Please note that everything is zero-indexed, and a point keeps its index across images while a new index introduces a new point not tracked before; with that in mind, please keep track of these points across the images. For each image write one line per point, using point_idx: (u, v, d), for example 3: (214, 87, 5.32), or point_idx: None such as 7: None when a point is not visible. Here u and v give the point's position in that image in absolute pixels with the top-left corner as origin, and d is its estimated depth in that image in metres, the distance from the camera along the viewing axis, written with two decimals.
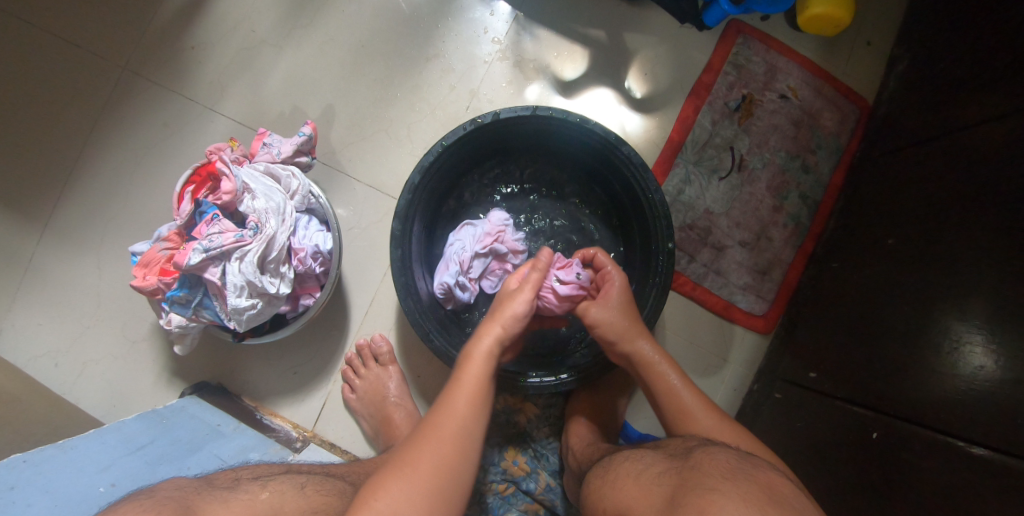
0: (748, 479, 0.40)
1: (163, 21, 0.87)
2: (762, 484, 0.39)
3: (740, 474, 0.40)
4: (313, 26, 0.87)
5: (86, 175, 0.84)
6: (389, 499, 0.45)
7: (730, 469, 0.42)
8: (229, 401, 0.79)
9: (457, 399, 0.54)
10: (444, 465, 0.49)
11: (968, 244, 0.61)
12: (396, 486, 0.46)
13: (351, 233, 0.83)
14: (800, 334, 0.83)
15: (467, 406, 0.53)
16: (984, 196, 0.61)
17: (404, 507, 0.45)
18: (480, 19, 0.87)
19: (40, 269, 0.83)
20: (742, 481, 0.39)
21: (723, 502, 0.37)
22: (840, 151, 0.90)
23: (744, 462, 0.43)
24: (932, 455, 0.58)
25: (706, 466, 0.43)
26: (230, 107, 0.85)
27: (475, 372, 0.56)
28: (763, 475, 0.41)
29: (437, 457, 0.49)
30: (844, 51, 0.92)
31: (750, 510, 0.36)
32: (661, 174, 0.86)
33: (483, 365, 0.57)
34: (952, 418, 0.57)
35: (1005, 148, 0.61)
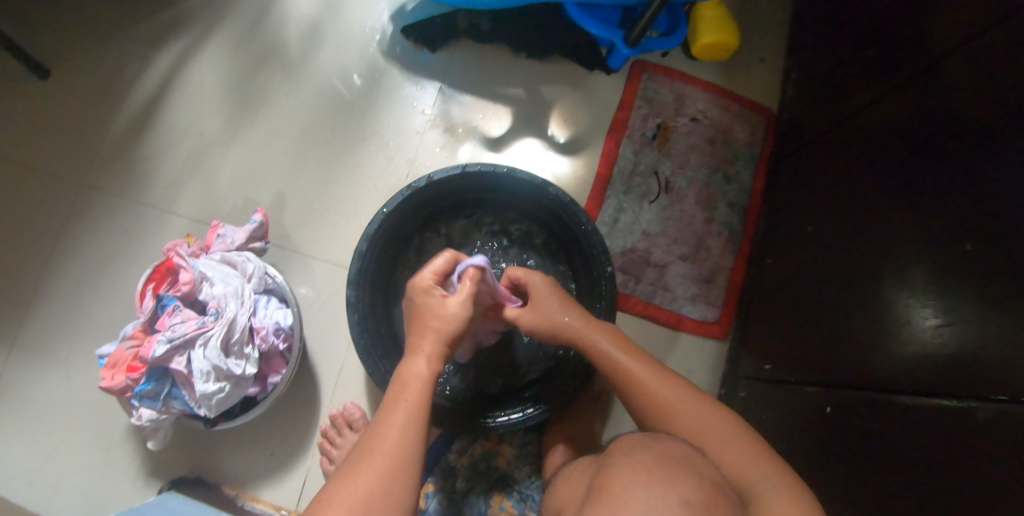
0: (645, 450, 0.43)
1: (117, 139, 0.94)
2: (658, 451, 0.42)
3: (640, 447, 0.44)
4: (257, 123, 0.94)
5: (50, 292, 0.88)
6: None
7: (634, 445, 0.45)
8: (208, 492, 0.79)
9: (395, 419, 0.53)
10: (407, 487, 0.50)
11: (880, 213, 0.65)
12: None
13: (311, 308, 0.87)
14: (752, 333, 0.87)
15: (400, 430, 0.52)
16: (883, 169, 0.66)
17: None
18: (409, 95, 0.95)
19: (10, 386, 0.84)
20: (638, 453, 0.42)
21: (620, 474, 0.41)
22: (756, 159, 0.98)
23: (648, 437, 0.46)
24: (883, 417, 0.59)
25: (616, 448, 0.46)
26: (185, 207, 0.91)
27: (418, 389, 0.56)
28: (662, 443, 0.44)
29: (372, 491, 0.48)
30: (741, 71, 1.02)
31: (639, 473, 0.39)
32: (595, 207, 0.92)
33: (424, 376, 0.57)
34: (896, 374, 0.59)
35: (892, 122, 0.67)
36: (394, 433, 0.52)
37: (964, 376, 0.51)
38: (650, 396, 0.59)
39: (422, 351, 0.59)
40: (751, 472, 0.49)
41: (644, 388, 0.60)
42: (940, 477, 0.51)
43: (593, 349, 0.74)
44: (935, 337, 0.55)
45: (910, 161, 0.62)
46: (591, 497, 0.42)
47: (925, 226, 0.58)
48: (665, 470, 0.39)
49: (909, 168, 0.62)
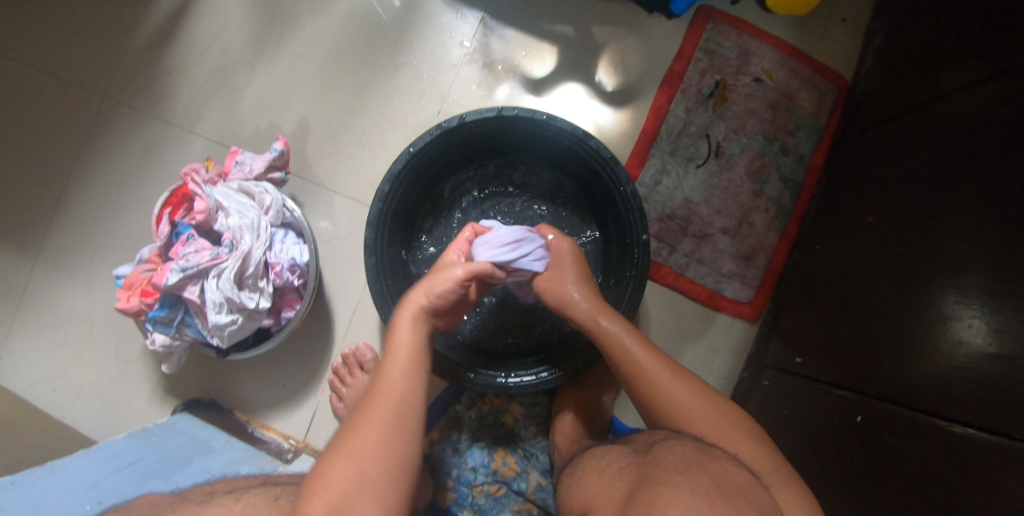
0: (701, 471, 0.42)
1: (139, 49, 0.89)
2: (716, 476, 0.42)
3: (694, 466, 0.43)
4: (283, 43, 0.88)
5: (71, 204, 0.87)
6: (338, 478, 0.46)
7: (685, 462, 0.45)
8: (220, 416, 0.81)
9: (389, 379, 0.54)
10: (383, 452, 0.49)
11: (961, 215, 0.59)
12: (343, 465, 0.47)
13: (330, 244, 0.84)
14: (786, 318, 0.82)
15: (401, 386, 0.54)
16: (974, 168, 0.59)
17: (352, 489, 0.46)
18: (447, 23, 0.87)
19: (33, 296, 0.86)
20: (694, 475, 0.41)
21: (671, 493, 0.39)
22: (820, 131, 0.89)
23: (702, 455, 0.46)
24: (917, 437, 0.57)
25: (663, 460, 0.46)
26: (206, 127, 0.87)
27: (404, 365, 0.55)
28: (717, 468, 0.43)
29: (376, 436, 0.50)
30: (818, 29, 0.90)
31: (695, 499, 0.38)
32: (637, 165, 0.86)
33: (409, 334, 0.58)
34: (934, 393, 0.56)
35: (993, 113, 0.59)
36: (387, 402, 0.52)
37: (1013, 411, 0.49)
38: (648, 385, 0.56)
39: (410, 305, 0.60)
40: (765, 471, 0.49)
41: (637, 352, 0.58)
42: (951, 486, 0.52)
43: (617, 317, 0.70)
44: (975, 338, 0.53)
45: (1000, 166, 0.56)
46: (632, 508, 0.41)
47: (999, 246, 0.54)
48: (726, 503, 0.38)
49: (998, 175, 0.56)
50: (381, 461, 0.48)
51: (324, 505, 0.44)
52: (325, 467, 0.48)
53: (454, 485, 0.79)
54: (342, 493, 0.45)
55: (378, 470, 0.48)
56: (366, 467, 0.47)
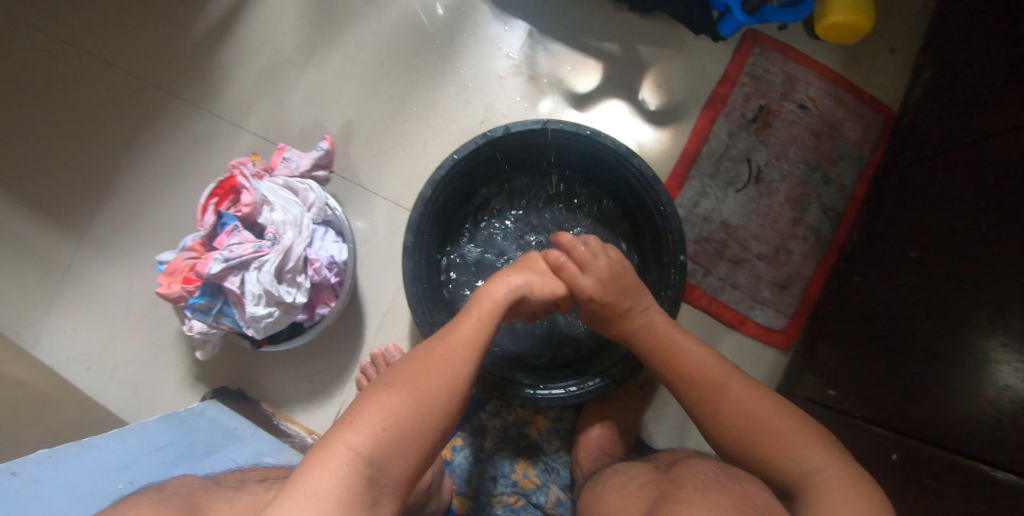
0: (722, 491, 0.43)
1: (195, 43, 0.92)
2: (734, 495, 0.42)
3: (716, 487, 0.44)
4: (333, 44, 0.90)
5: (119, 189, 0.90)
6: (390, 406, 0.45)
7: (707, 482, 0.45)
8: (247, 406, 0.81)
9: (464, 332, 0.53)
10: (442, 394, 0.48)
11: (1006, 258, 0.57)
12: (393, 399, 0.46)
13: (366, 245, 0.85)
14: (820, 350, 0.80)
15: (473, 343, 0.53)
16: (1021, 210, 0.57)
17: (399, 422, 0.45)
18: (495, 35, 0.88)
19: (75, 276, 0.88)
20: (712, 494, 0.43)
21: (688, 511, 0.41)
22: (863, 162, 0.87)
23: (723, 474, 0.46)
24: (953, 480, 0.55)
25: (686, 479, 0.47)
26: (254, 123, 0.89)
27: (478, 321, 0.55)
28: (737, 487, 0.43)
29: (437, 379, 0.48)
30: (866, 59, 0.89)
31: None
32: (676, 186, 0.85)
33: (497, 300, 0.58)
34: (971, 436, 0.54)
35: None
36: (453, 351, 0.51)
37: None
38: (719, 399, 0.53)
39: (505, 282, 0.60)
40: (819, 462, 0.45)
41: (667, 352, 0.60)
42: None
43: None
44: (1018, 381, 0.51)
45: None
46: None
47: None
48: None
49: None
50: (434, 400, 0.47)
51: (371, 438, 0.43)
52: (376, 395, 0.47)
53: (474, 493, 0.78)
54: (386, 431, 0.44)
55: (430, 415, 0.46)
56: (411, 413, 0.46)
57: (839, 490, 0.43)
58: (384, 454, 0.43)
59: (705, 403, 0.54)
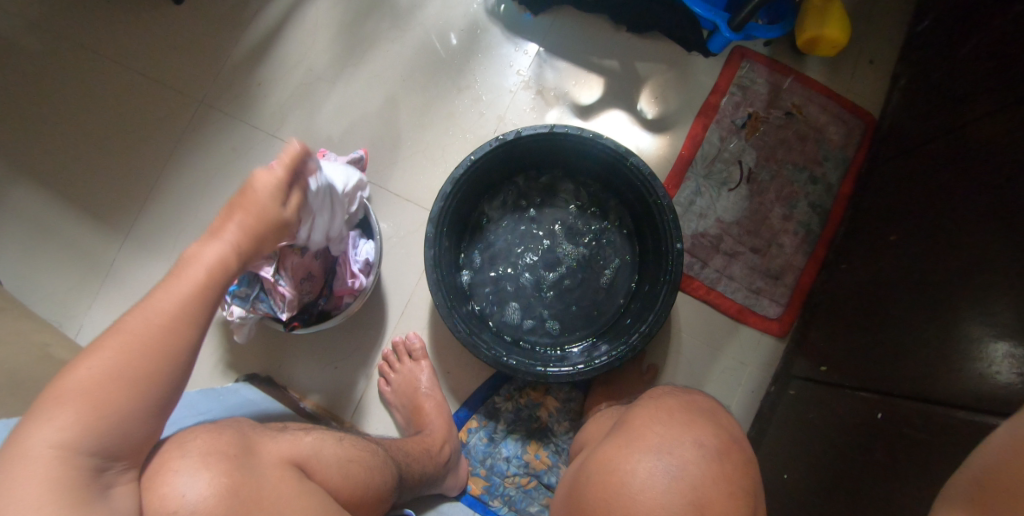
0: (674, 397, 0.56)
1: (236, 63, 1.02)
2: (687, 401, 0.56)
3: (672, 393, 0.58)
4: (361, 64, 1.00)
5: (163, 192, 0.98)
6: (87, 386, 0.41)
7: (666, 393, 0.59)
8: (277, 391, 0.87)
9: (162, 311, 0.45)
10: (143, 376, 0.43)
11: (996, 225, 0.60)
12: (94, 382, 0.41)
13: (389, 242, 0.93)
14: (813, 334, 0.85)
15: (161, 324, 0.45)
16: (991, 188, 0.61)
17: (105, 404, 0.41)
18: (507, 54, 0.98)
19: (121, 271, 0.96)
20: (667, 397, 0.56)
21: (644, 411, 0.55)
22: (847, 163, 0.94)
23: (679, 391, 0.59)
24: (933, 430, 0.57)
25: (653, 396, 0.58)
26: (289, 133, 0.99)
27: (188, 291, 0.47)
28: (689, 396, 0.57)
29: (135, 361, 0.43)
30: (847, 71, 0.98)
31: (660, 410, 0.53)
32: (673, 186, 0.93)
33: (214, 257, 0.50)
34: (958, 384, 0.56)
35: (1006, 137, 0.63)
36: (137, 336, 0.44)
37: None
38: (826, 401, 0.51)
39: (227, 228, 0.53)
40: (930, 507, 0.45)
41: None
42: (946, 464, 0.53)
43: (649, 320, 0.75)
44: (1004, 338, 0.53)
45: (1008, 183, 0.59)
46: (625, 425, 0.55)
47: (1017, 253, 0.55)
48: (684, 412, 0.53)
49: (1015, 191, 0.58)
50: (134, 381, 0.42)
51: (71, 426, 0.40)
52: (84, 377, 0.41)
53: (488, 474, 0.84)
54: (95, 415, 0.40)
55: (140, 396, 0.42)
56: (127, 389, 0.42)
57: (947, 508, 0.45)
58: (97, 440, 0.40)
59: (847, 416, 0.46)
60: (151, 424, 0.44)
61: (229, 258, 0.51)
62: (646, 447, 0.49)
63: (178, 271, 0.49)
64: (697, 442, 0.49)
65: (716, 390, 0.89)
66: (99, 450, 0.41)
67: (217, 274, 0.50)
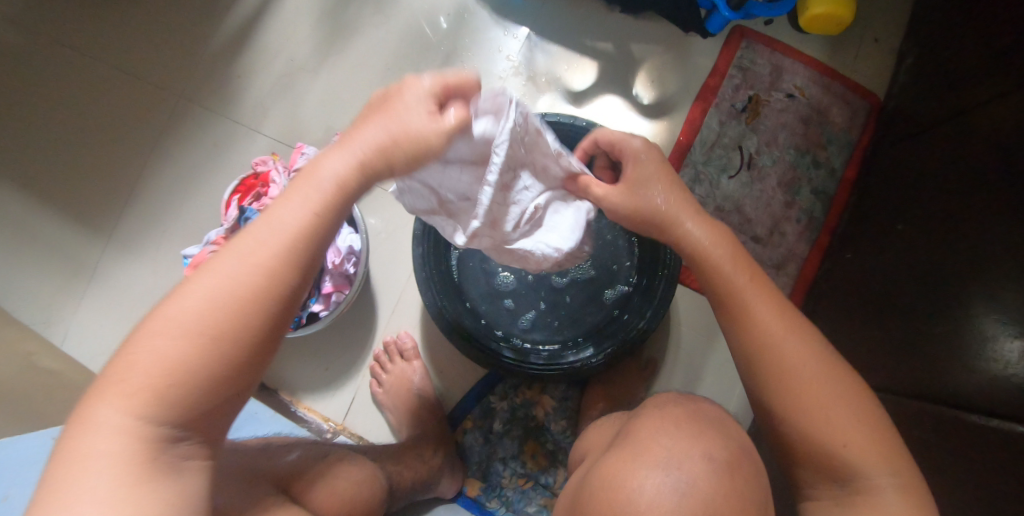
0: (679, 406, 0.48)
1: (214, 54, 0.98)
2: (692, 409, 0.48)
3: (676, 403, 0.49)
4: (344, 52, 0.95)
5: (144, 192, 0.95)
6: (159, 351, 0.36)
7: (668, 401, 0.50)
8: (266, 394, 0.85)
9: (252, 265, 0.40)
10: (217, 335, 0.38)
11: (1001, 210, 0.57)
12: (175, 349, 0.37)
13: (378, 238, 0.89)
14: (817, 326, 0.83)
15: (254, 276, 0.39)
16: (994, 176, 0.59)
17: (180, 368, 0.37)
18: (495, 38, 0.94)
19: (103, 275, 0.93)
20: (670, 408, 0.48)
21: (648, 423, 0.46)
22: (851, 147, 0.91)
23: (685, 397, 0.51)
24: (940, 432, 0.57)
25: (650, 403, 0.50)
26: (271, 127, 0.95)
27: (278, 238, 0.41)
28: (696, 403, 0.49)
29: (221, 317, 0.38)
30: (851, 49, 0.93)
31: (665, 423, 0.45)
32: (671, 174, 0.89)
33: (313, 192, 0.42)
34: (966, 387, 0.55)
35: (1010, 122, 0.60)
36: (235, 290, 0.39)
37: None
38: (777, 377, 0.49)
39: (320, 170, 0.43)
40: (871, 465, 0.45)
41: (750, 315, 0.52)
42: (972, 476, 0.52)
43: (641, 322, 0.75)
44: (1002, 331, 0.52)
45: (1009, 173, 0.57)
46: (621, 442, 0.46)
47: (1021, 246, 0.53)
48: (690, 422, 0.45)
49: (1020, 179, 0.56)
50: (221, 344, 0.38)
51: (134, 408, 0.36)
52: (144, 340, 0.37)
53: (484, 475, 0.82)
54: (177, 380, 0.37)
55: (220, 355, 0.38)
56: (211, 352, 0.37)
57: (866, 461, 0.45)
58: (177, 409, 0.37)
59: (782, 402, 0.48)
60: (248, 380, 0.40)
61: (333, 192, 0.43)
62: (654, 462, 0.42)
63: (268, 213, 0.42)
64: (706, 456, 0.42)
65: (721, 384, 0.85)
66: (154, 415, 0.36)
67: (330, 221, 0.43)
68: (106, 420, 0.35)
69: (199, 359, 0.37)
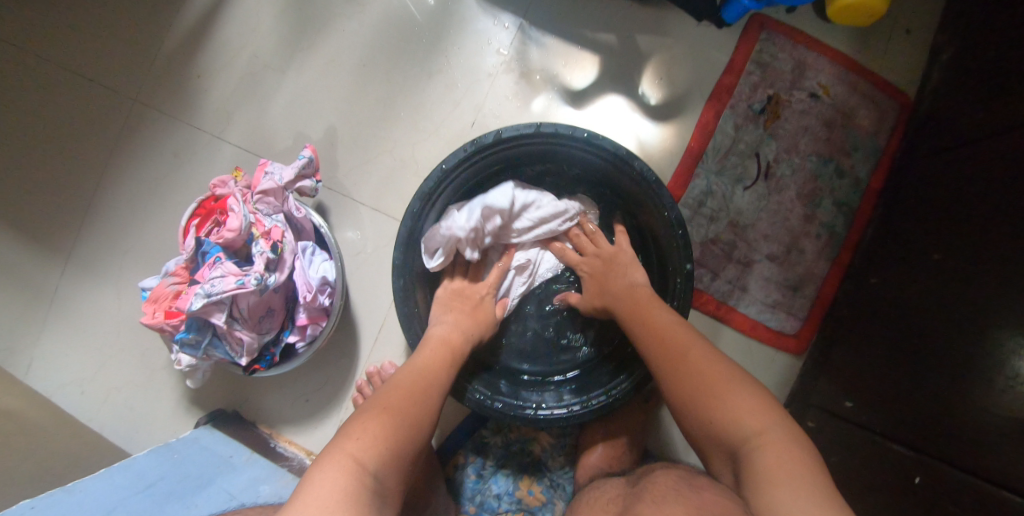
0: (682, 496, 0.43)
1: (170, 50, 0.87)
2: (695, 498, 0.42)
3: (681, 491, 0.44)
4: (315, 46, 0.85)
5: (101, 208, 0.87)
6: (374, 432, 0.46)
7: (673, 488, 0.46)
8: (244, 430, 0.80)
9: (432, 366, 0.58)
10: (416, 423, 0.50)
11: None
12: (379, 424, 0.47)
13: (358, 259, 0.82)
14: (836, 355, 0.76)
15: (439, 374, 0.57)
16: None
17: (386, 442, 0.46)
18: (484, 30, 0.83)
19: (63, 299, 0.86)
20: (673, 501, 0.42)
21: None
22: (879, 153, 0.82)
23: (690, 481, 0.46)
24: (975, 507, 0.51)
25: (654, 489, 0.47)
26: (236, 133, 0.85)
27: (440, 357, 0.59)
28: (702, 486, 0.43)
29: (413, 404, 0.52)
30: (882, 40, 0.83)
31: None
32: (681, 185, 0.81)
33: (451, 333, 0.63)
34: (998, 451, 0.51)
35: None
36: (417, 381, 0.55)
37: None
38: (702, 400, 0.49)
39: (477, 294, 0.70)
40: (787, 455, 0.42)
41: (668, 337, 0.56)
42: None
43: None
44: None
45: None
46: None
47: None
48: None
49: None
50: (408, 432, 0.49)
51: (364, 457, 0.44)
52: (355, 427, 0.46)
53: (478, 511, 0.76)
54: (382, 449, 0.45)
55: (408, 440, 0.48)
56: (408, 432, 0.49)
57: (782, 450, 0.42)
58: (381, 474, 0.44)
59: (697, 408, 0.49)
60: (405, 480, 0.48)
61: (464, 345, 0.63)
62: None
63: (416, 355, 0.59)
64: None
65: None
66: (373, 467, 0.44)
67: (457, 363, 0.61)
68: (347, 479, 0.41)
69: (408, 438, 0.48)
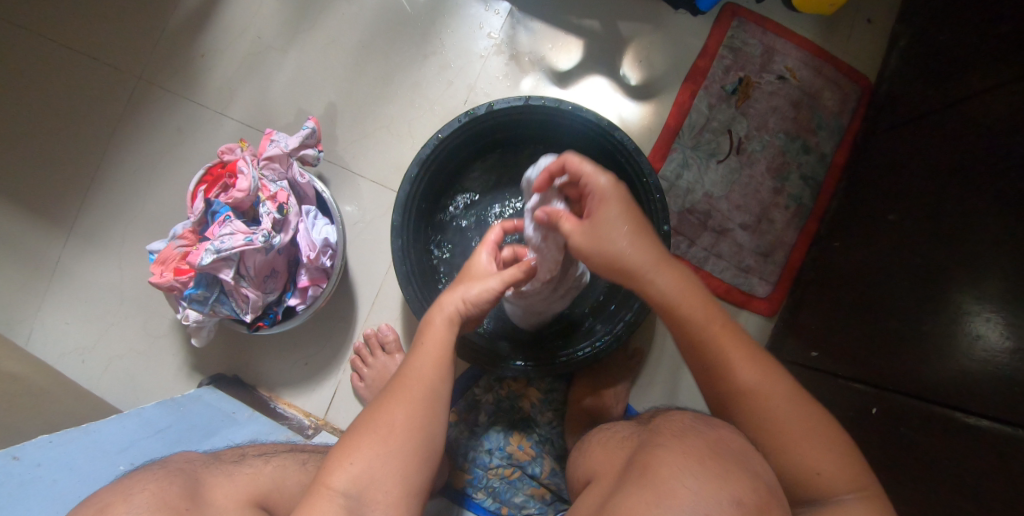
0: (698, 434, 0.43)
1: (174, 31, 0.91)
2: (711, 438, 0.42)
3: (692, 429, 0.44)
4: (315, 29, 0.90)
5: (105, 181, 0.90)
6: (363, 456, 0.44)
7: (684, 427, 0.45)
8: (244, 391, 0.83)
9: (424, 368, 0.50)
10: (410, 433, 0.46)
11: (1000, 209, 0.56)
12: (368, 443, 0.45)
13: (355, 228, 0.86)
14: (803, 315, 0.82)
15: (433, 371, 0.50)
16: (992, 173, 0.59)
17: (377, 463, 0.44)
18: (476, 15, 0.89)
19: (66, 270, 0.88)
20: (688, 437, 0.42)
21: (664, 453, 0.41)
22: (842, 132, 0.89)
23: (701, 420, 0.46)
24: (929, 429, 0.57)
25: (664, 426, 0.47)
26: (238, 110, 0.89)
27: (434, 353, 0.51)
28: (716, 430, 0.44)
29: (410, 413, 0.47)
30: (843, 29, 0.91)
31: (688, 459, 0.39)
32: (660, 159, 0.87)
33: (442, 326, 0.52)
34: (949, 383, 0.56)
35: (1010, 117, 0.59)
36: (418, 375, 0.50)
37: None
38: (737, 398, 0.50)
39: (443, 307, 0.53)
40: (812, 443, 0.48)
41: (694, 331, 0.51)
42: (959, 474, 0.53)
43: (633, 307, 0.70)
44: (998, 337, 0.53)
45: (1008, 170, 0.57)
46: (630, 474, 0.42)
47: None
48: (716, 460, 0.39)
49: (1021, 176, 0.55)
50: (404, 445, 0.46)
51: (348, 482, 0.43)
52: (348, 442, 0.45)
53: (470, 467, 0.80)
54: (366, 471, 0.44)
55: (398, 451, 0.45)
56: (402, 445, 0.46)
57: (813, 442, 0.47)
58: (367, 492, 0.43)
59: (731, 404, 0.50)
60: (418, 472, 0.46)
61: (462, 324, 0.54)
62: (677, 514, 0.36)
63: (419, 342, 0.52)
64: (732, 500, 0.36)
65: None
66: (364, 490, 0.43)
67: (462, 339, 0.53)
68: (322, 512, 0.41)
69: (403, 451, 0.45)
